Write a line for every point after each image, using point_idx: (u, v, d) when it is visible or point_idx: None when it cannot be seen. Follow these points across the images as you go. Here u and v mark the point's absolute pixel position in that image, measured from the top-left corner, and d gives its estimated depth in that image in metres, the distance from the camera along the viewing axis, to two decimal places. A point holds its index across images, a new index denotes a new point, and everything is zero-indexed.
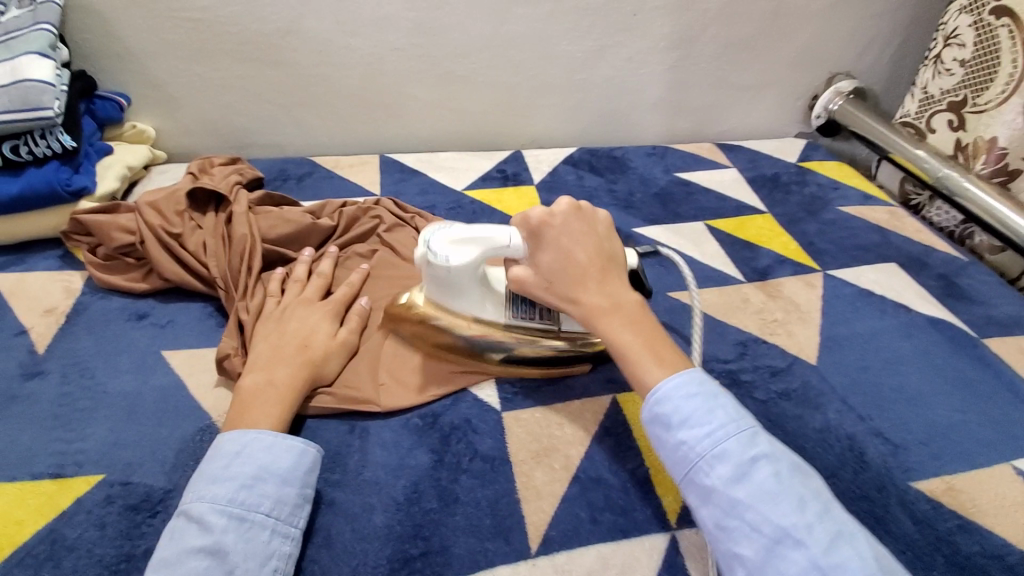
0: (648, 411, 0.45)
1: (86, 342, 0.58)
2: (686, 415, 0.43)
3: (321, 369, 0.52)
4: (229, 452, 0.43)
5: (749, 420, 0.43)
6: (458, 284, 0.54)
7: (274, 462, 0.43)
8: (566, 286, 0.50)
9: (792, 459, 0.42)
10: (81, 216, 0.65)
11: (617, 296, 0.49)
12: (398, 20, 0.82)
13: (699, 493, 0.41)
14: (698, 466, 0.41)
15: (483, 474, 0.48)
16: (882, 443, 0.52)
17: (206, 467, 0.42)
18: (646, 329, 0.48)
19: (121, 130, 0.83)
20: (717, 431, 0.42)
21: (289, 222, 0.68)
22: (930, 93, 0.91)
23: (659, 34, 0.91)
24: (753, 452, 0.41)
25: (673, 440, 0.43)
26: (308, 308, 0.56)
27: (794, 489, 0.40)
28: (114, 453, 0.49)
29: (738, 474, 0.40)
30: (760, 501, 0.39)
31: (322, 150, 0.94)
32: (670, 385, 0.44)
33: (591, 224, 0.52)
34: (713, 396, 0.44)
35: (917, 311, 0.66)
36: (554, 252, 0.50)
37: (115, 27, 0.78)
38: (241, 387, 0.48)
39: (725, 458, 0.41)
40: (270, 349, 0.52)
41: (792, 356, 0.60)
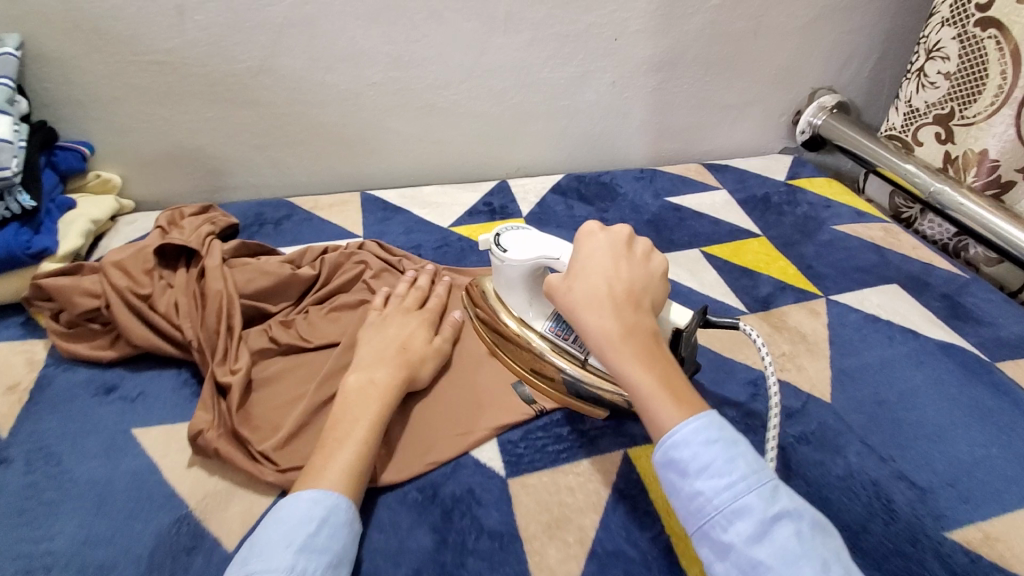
0: (662, 454, 0.40)
1: (49, 423, 0.53)
2: (704, 463, 0.38)
3: (418, 372, 0.53)
4: (315, 518, 0.40)
5: (770, 472, 0.39)
6: (510, 279, 0.56)
7: (343, 545, 0.40)
8: (583, 307, 0.46)
9: (815, 516, 0.38)
10: (39, 281, 0.60)
11: (636, 326, 0.45)
12: (374, 54, 0.79)
13: (714, 551, 0.37)
14: (714, 519, 0.37)
15: (492, 555, 0.44)
16: (909, 488, 0.49)
17: (289, 532, 0.39)
18: (663, 366, 0.43)
19: (85, 181, 0.78)
20: (738, 482, 0.37)
21: (267, 275, 0.63)
22: (916, 106, 0.90)
23: (642, 58, 0.89)
24: (774, 508, 0.36)
25: (689, 489, 0.38)
26: (406, 316, 0.58)
27: (819, 553, 0.35)
28: (82, 555, 0.44)
29: (759, 532, 0.36)
30: (784, 565, 0.34)
31: (300, 189, 0.90)
32: (688, 426, 0.39)
33: (638, 254, 0.50)
34: (732, 443, 0.39)
35: (926, 337, 0.65)
36: (589, 267, 0.48)
37: (72, 73, 0.73)
38: (345, 384, 0.50)
39: (746, 514, 0.36)
40: (373, 351, 0.53)
41: (805, 394, 0.57)
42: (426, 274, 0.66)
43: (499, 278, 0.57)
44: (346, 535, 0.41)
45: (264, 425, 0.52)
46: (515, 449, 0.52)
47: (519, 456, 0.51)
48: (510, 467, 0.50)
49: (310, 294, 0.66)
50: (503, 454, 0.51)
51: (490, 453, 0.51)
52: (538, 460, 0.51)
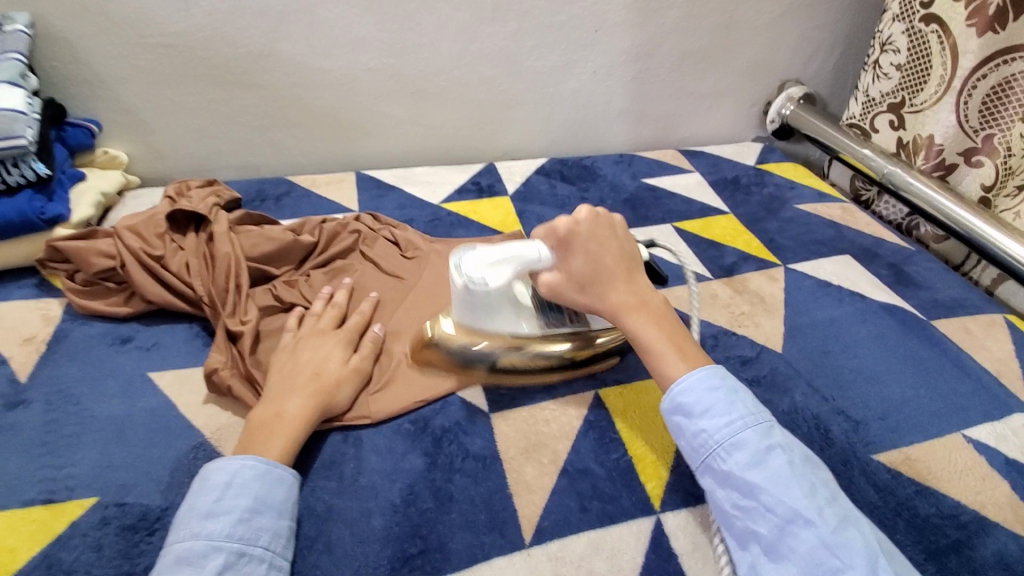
0: (670, 402, 0.48)
1: (70, 369, 0.58)
2: (707, 405, 0.46)
3: (334, 397, 0.52)
4: (218, 485, 0.43)
5: (766, 415, 0.46)
6: (494, 304, 0.53)
7: (268, 495, 0.44)
8: (596, 291, 0.52)
9: (803, 451, 0.45)
10: (57, 243, 0.65)
11: (645, 295, 0.52)
12: (370, 41, 0.85)
13: (716, 478, 0.44)
14: (716, 451, 0.45)
15: (476, 473, 0.50)
16: (845, 420, 0.56)
17: (196, 502, 0.42)
18: (671, 325, 0.51)
19: (93, 157, 0.83)
20: (736, 420, 0.45)
21: (271, 240, 0.69)
22: (872, 96, 0.97)
23: (620, 48, 0.96)
24: (768, 441, 0.44)
25: (694, 428, 0.46)
26: (321, 338, 0.56)
27: (807, 476, 0.43)
28: (107, 476, 0.49)
29: (754, 460, 0.43)
30: (775, 484, 0.42)
31: (299, 169, 0.95)
32: (695, 377, 0.47)
33: (616, 231, 0.54)
34: (734, 391, 0.47)
35: (871, 298, 0.72)
36: (594, 251, 0.52)
37: (84, 55, 0.78)
38: (252, 416, 0.49)
39: (743, 446, 0.44)
40: (282, 380, 0.52)
41: (760, 345, 0.64)
42: (344, 288, 0.64)
43: (476, 307, 0.54)
44: (258, 486, 0.44)
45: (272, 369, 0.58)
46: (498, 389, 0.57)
47: (502, 395, 0.57)
48: (493, 403, 0.56)
49: (311, 259, 0.71)
50: (487, 393, 0.57)
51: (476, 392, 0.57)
52: (519, 397, 0.57)
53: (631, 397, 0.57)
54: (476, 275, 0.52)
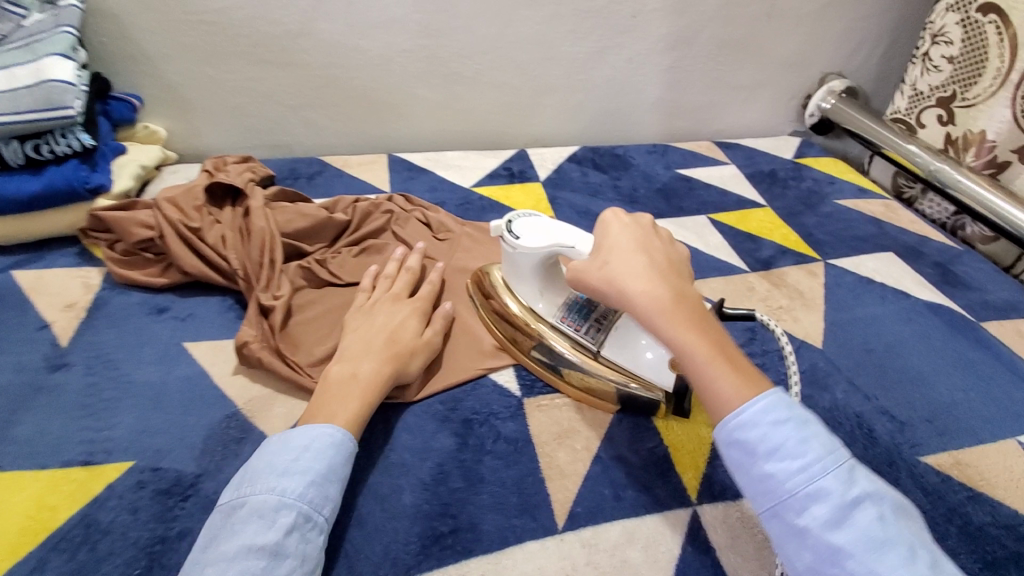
0: (727, 436, 0.41)
1: (108, 335, 0.59)
2: (775, 445, 0.39)
3: (407, 365, 0.52)
4: (298, 446, 0.43)
5: (845, 454, 0.39)
6: (521, 268, 0.56)
7: (339, 467, 0.44)
8: (626, 277, 0.46)
9: (893, 497, 0.38)
10: (99, 213, 0.66)
11: (687, 297, 0.46)
12: (407, 22, 0.84)
13: (785, 531, 0.38)
14: (789, 502, 0.38)
15: (507, 455, 0.49)
16: (889, 421, 0.54)
17: (274, 459, 0.42)
18: (716, 333, 0.44)
19: (134, 131, 0.84)
20: (812, 465, 0.38)
21: (305, 216, 0.69)
22: (920, 90, 0.94)
23: (658, 35, 0.94)
24: (854, 493, 0.37)
25: (761, 471, 0.39)
26: (397, 304, 0.57)
27: (903, 536, 0.36)
28: (143, 440, 0.49)
29: (837, 516, 0.36)
30: (866, 550, 0.35)
31: (331, 150, 0.95)
32: (754, 404, 0.40)
33: (661, 233, 0.51)
34: (805, 425, 0.40)
35: (916, 298, 0.69)
36: (625, 242, 0.49)
37: (130, 29, 0.78)
38: (329, 375, 0.49)
39: (823, 498, 0.37)
40: (359, 342, 0.52)
41: (799, 341, 0.62)
42: (417, 253, 0.64)
43: (509, 264, 0.57)
44: (332, 456, 0.43)
45: (299, 344, 0.58)
46: (529, 373, 0.57)
47: (534, 380, 0.56)
48: (525, 389, 0.55)
49: (343, 238, 0.71)
50: (518, 378, 0.56)
51: (506, 375, 0.56)
52: (551, 383, 0.56)
53: None
54: (514, 232, 0.56)
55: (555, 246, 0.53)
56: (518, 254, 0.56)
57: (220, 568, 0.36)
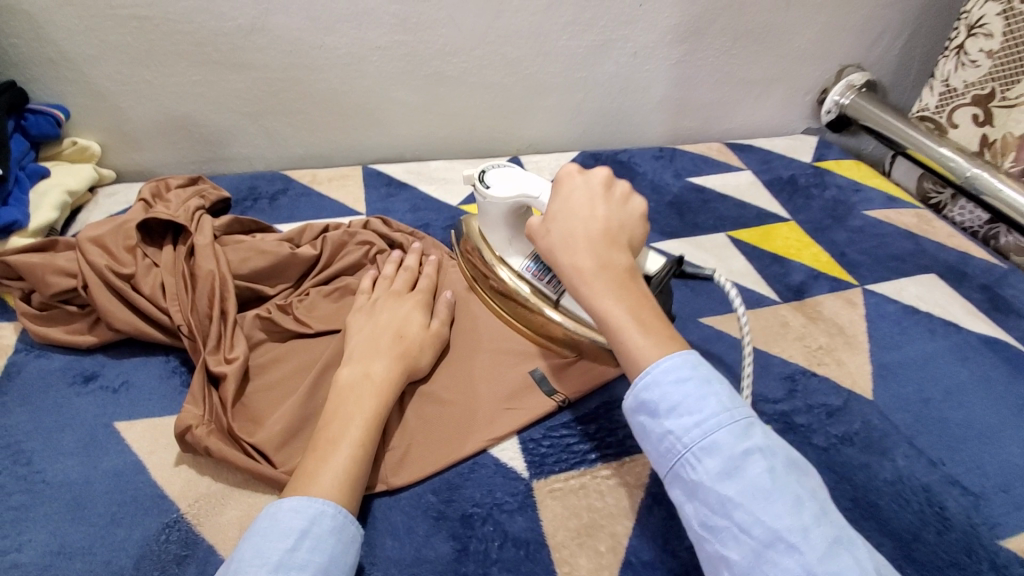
0: (634, 396, 0.39)
1: (20, 416, 0.48)
2: (674, 402, 0.37)
3: (417, 362, 0.49)
4: (292, 531, 0.36)
5: (744, 408, 0.37)
6: (491, 215, 0.55)
7: (340, 554, 0.36)
8: (558, 244, 0.45)
9: (789, 453, 0.36)
10: (7, 259, 0.54)
11: (613, 264, 0.43)
12: (380, 15, 0.73)
13: (683, 488, 0.36)
14: (685, 457, 0.36)
15: (517, 566, 0.40)
16: (961, 494, 0.46)
17: (265, 548, 0.35)
18: (637, 300, 0.41)
19: (60, 149, 0.71)
20: (709, 419, 0.36)
21: (264, 254, 0.58)
22: (952, 86, 0.85)
23: (665, 26, 0.83)
24: (747, 446, 0.35)
25: (660, 429, 0.37)
26: (399, 299, 0.54)
27: (792, 489, 0.34)
28: (60, 566, 0.39)
29: (727, 469, 0.35)
30: (751, 500, 0.33)
31: (297, 163, 0.84)
32: (661, 367, 0.38)
33: (618, 194, 0.47)
34: (707, 383, 0.37)
35: (968, 330, 0.61)
36: (564, 207, 0.46)
37: (47, 29, 0.66)
38: (338, 378, 0.46)
39: (715, 452, 0.35)
40: (366, 341, 0.49)
41: (846, 391, 0.54)
42: (414, 252, 0.61)
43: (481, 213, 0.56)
44: (335, 543, 0.36)
45: (258, 419, 0.48)
46: (536, 447, 0.48)
47: (543, 456, 0.47)
48: (533, 468, 0.46)
49: (311, 276, 0.60)
50: (525, 454, 0.47)
51: (511, 451, 0.47)
52: (564, 459, 0.47)
53: None
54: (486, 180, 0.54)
55: (523, 195, 0.52)
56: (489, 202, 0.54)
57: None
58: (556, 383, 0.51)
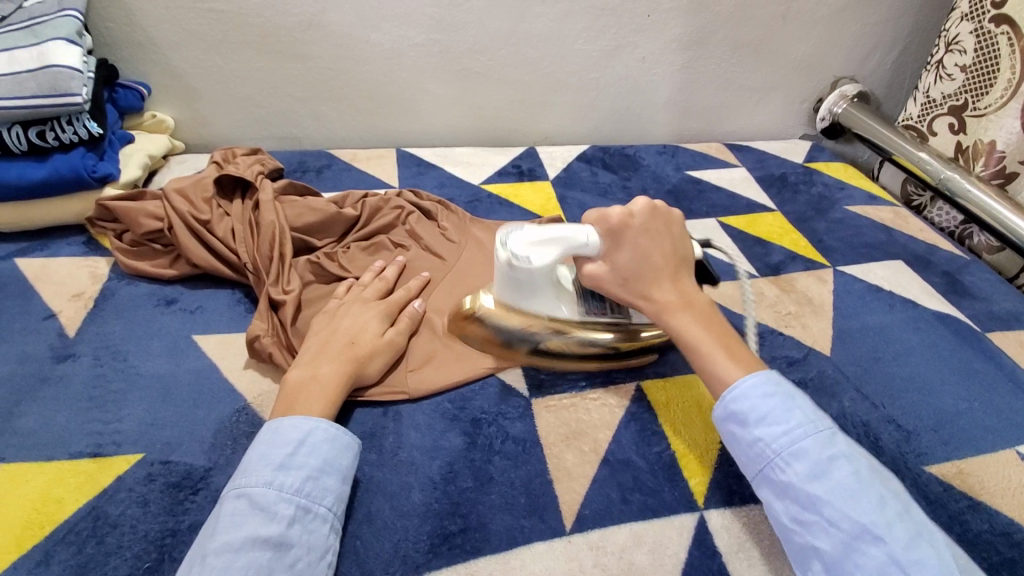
0: (725, 409, 0.46)
1: (116, 326, 0.58)
2: (763, 412, 0.44)
3: (366, 367, 0.52)
4: (292, 440, 0.43)
5: (826, 422, 0.44)
6: (535, 284, 0.53)
7: (336, 458, 0.44)
8: (642, 287, 0.51)
9: (869, 461, 0.43)
10: (107, 203, 0.65)
11: (692, 295, 0.51)
12: (419, 16, 0.84)
13: (774, 490, 0.43)
14: (774, 462, 0.43)
15: (516, 455, 0.49)
16: (895, 430, 0.54)
17: (269, 452, 0.42)
18: (717, 327, 0.50)
19: (141, 120, 0.83)
20: (794, 429, 0.43)
21: (314, 211, 0.69)
22: (933, 97, 0.94)
23: (672, 35, 0.93)
24: (830, 451, 0.42)
25: (750, 437, 0.44)
26: (364, 307, 0.57)
27: (872, 487, 0.40)
28: (152, 432, 0.49)
29: (815, 471, 0.41)
30: (840, 497, 0.40)
31: (338, 143, 0.95)
32: (748, 383, 0.46)
33: (668, 222, 0.53)
34: (790, 398, 0.45)
35: (924, 307, 0.69)
36: (638, 250, 0.51)
37: (139, 17, 0.78)
38: (287, 380, 0.49)
39: (802, 456, 0.42)
40: (319, 343, 0.52)
41: (808, 347, 0.62)
42: (395, 264, 0.64)
43: (516, 285, 0.53)
44: (329, 450, 0.44)
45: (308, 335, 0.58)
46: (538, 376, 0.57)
47: (543, 381, 0.56)
48: (533, 390, 0.55)
49: (351, 234, 0.70)
50: (527, 379, 0.56)
51: (515, 375, 0.56)
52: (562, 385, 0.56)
53: (674, 392, 0.56)
54: (523, 255, 0.51)
55: (568, 249, 0.51)
56: (535, 273, 0.52)
57: (227, 558, 0.37)
58: None
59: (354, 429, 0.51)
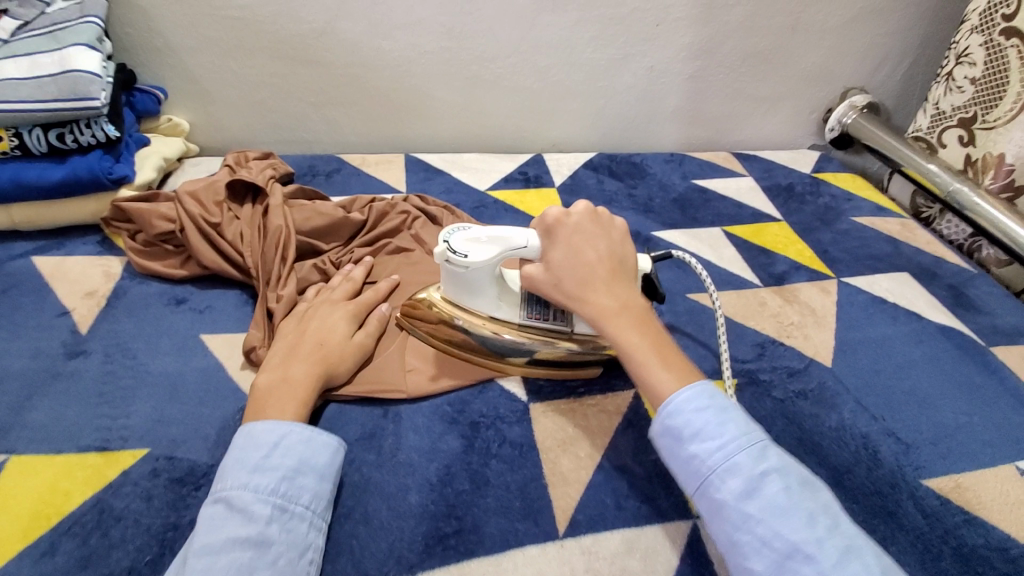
0: (660, 423, 0.46)
1: (126, 324, 0.60)
2: (696, 428, 0.44)
3: (336, 369, 0.52)
4: (266, 443, 0.44)
5: (759, 434, 0.44)
6: (476, 282, 0.55)
7: (312, 458, 0.45)
8: (575, 288, 0.51)
9: (802, 473, 0.43)
10: (122, 204, 0.67)
11: (628, 300, 0.51)
12: (430, 24, 0.85)
13: (710, 508, 0.42)
14: (709, 479, 0.43)
15: (512, 460, 0.50)
16: (895, 443, 0.54)
17: (244, 455, 0.43)
18: (653, 331, 0.49)
19: (158, 123, 0.86)
20: (729, 444, 0.43)
21: (322, 214, 0.70)
22: (942, 109, 0.93)
23: (679, 45, 0.93)
24: (761, 466, 0.42)
25: (686, 453, 0.44)
26: (331, 307, 0.57)
27: (804, 504, 0.40)
28: (158, 428, 0.50)
29: (749, 488, 0.41)
30: (771, 515, 0.40)
31: (348, 147, 0.96)
32: (682, 397, 0.45)
33: (606, 224, 0.54)
34: (723, 410, 0.45)
35: (929, 320, 0.69)
36: (571, 249, 0.52)
37: (158, 23, 0.80)
38: (256, 384, 0.49)
39: (736, 472, 0.42)
40: (289, 346, 0.52)
41: (809, 358, 0.62)
42: (363, 266, 0.66)
43: (459, 283, 0.55)
44: (305, 450, 0.45)
45: None
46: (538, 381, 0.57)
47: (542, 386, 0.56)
48: (533, 394, 0.56)
49: (357, 238, 0.72)
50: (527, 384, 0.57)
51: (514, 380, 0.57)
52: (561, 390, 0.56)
53: None
54: (459, 249, 0.53)
55: (506, 248, 0.53)
56: (473, 271, 0.54)
57: (207, 560, 0.38)
58: None
59: (354, 429, 0.51)
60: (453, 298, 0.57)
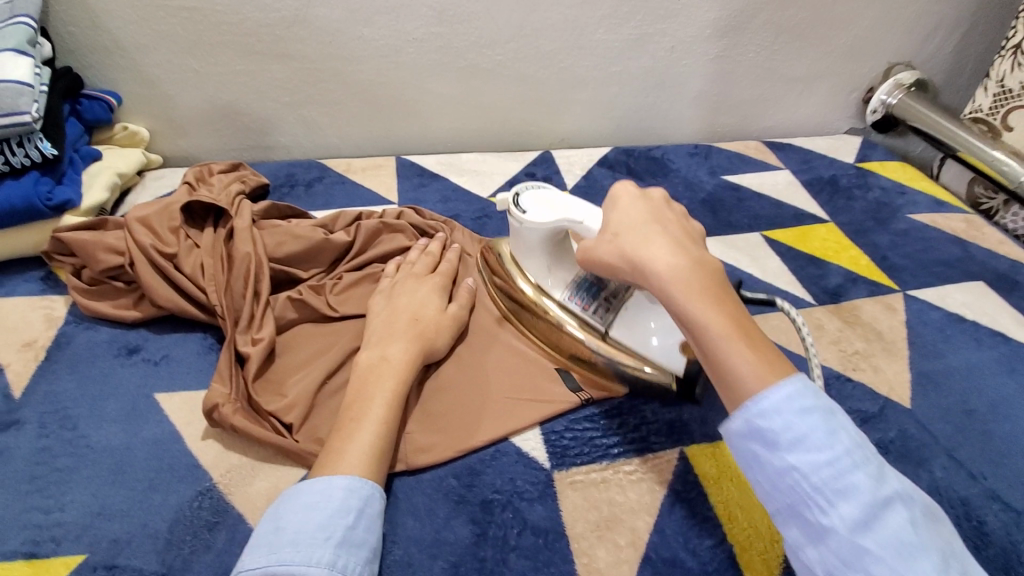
0: (743, 423, 0.35)
1: (68, 384, 0.50)
2: (800, 434, 0.33)
3: (434, 343, 0.50)
4: (306, 502, 0.37)
5: (873, 448, 0.34)
6: (528, 242, 0.53)
7: (358, 521, 0.37)
8: (637, 252, 0.42)
9: (921, 498, 0.33)
10: (62, 235, 0.57)
11: (704, 269, 0.40)
12: (418, 8, 0.74)
13: (805, 533, 0.33)
14: (812, 498, 0.33)
15: (536, 553, 0.40)
16: (1003, 510, 0.45)
17: (283, 521, 0.37)
18: (733, 308, 0.38)
19: (112, 133, 0.75)
20: (840, 459, 0.32)
21: (298, 238, 0.59)
22: (1008, 87, 0.82)
23: (705, 21, 0.82)
24: (886, 491, 0.32)
25: (780, 464, 0.33)
26: (418, 282, 0.55)
27: (933, 541, 0.31)
28: (100, 526, 0.41)
29: (866, 516, 0.31)
30: (895, 554, 0.30)
31: (332, 151, 0.85)
32: (780, 394, 0.34)
33: (671, 201, 0.47)
34: (831, 414, 0.34)
35: (1018, 341, 0.58)
36: (632, 216, 0.44)
37: (103, 18, 0.69)
38: (358, 362, 0.47)
39: (851, 495, 0.32)
40: (383, 324, 0.50)
41: (883, 398, 0.52)
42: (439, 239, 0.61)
43: (517, 240, 0.54)
44: (350, 508, 0.37)
45: (282, 391, 0.49)
46: (559, 440, 0.47)
47: (566, 448, 0.47)
48: (555, 460, 0.46)
49: (344, 262, 0.61)
50: (547, 446, 0.47)
51: (532, 442, 0.47)
52: (587, 452, 0.47)
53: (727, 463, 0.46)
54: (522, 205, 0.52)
55: (564, 221, 0.50)
56: (526, 229, 0.52)
57: None
58: (579, 376, 0.51)
59: None
60: (510, 259, 0.56)
